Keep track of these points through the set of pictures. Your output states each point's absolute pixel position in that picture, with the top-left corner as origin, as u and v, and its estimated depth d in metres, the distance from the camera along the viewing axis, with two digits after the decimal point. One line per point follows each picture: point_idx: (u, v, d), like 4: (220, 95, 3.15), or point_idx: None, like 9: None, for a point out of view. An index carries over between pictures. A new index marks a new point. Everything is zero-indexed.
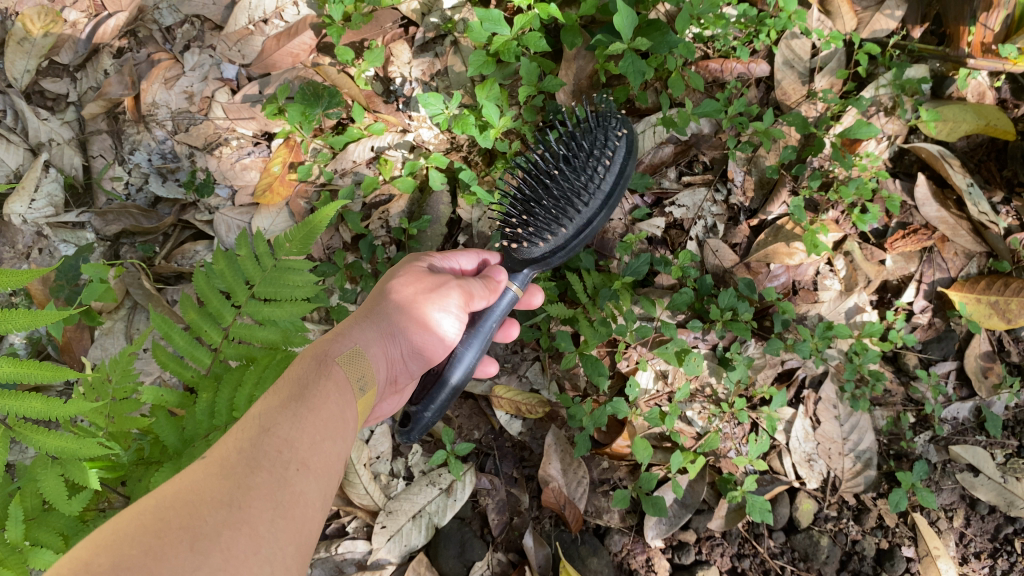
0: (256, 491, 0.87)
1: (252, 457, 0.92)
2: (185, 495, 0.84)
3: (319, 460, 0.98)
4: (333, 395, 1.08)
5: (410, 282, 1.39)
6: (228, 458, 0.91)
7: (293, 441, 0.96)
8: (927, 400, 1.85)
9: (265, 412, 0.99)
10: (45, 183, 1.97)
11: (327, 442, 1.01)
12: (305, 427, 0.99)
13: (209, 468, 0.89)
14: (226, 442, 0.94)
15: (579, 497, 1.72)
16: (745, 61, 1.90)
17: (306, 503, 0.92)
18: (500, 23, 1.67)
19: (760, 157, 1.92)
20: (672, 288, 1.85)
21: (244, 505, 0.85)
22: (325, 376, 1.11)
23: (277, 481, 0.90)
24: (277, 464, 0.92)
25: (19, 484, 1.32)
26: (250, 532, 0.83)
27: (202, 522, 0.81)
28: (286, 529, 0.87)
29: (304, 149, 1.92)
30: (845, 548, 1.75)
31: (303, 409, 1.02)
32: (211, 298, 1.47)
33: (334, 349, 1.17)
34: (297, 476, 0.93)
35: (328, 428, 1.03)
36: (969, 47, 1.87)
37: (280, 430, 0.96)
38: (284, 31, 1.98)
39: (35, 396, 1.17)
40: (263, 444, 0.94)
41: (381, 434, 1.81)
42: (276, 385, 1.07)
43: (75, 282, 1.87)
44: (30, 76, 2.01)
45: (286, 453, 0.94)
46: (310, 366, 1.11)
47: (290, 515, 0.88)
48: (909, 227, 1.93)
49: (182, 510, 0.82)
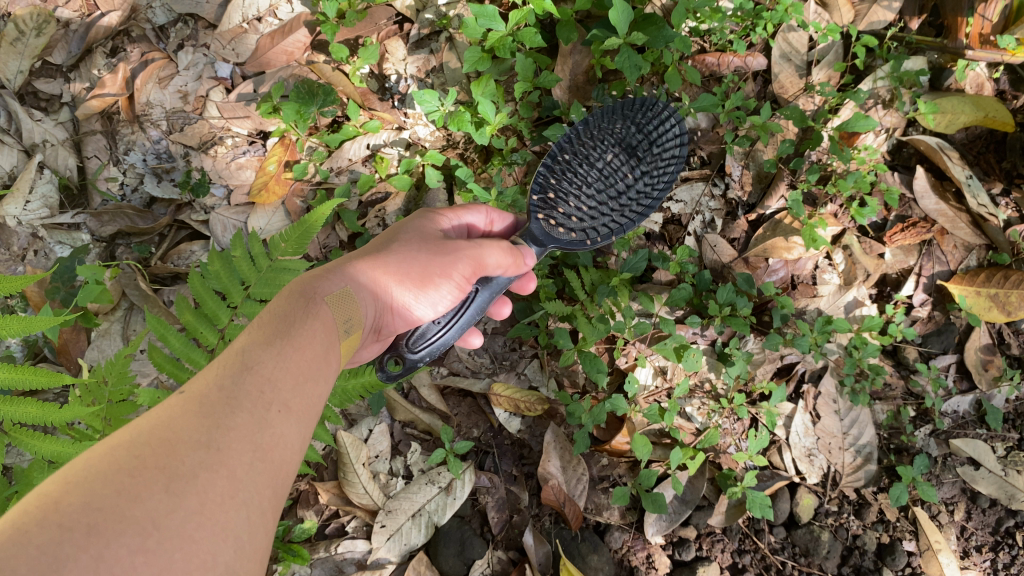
0: (236, 433, 0.84)
1: (232, 396, 0.88)
2: (160, 431, 0.79)
3: (300, 403, 0.95)
4: (319, 336, 1.05)
5: (414, 237, 1.33)
6: (206, 396, 0.86)
7: (276, 382, 0.93)
8: (927, 394, 1.84)
9: (247, 350, 0.95)
10: (40, 184, 1.96)
11: (308, 385, 0.98)
12: (289, 367, 0.96)
13: (185, 405, 0.84)
14: (204, 376, 0.90)
15: (579, 494, 1.72)
16: (742, 54, 1.87)
17: (286, 446, 0.89)
18: (495, 18, 1.66)
19: (757, 151, 1.91)
20: (670, 284, 1.85)
21: (223, 446, 0.81)
22: (313, 317, 1.07)
23: (258, 422, 0.87)
24: (259, 405, 0.89)
25: (17, 488, 1.32)
26: (228, 475, 0.79)
27: (180, 462, 0.77)
28: (266, 472, 0.84)
29: (300, 148, 1.92)
30: (846, 543, 1.74)
31: (288, 349, 0.98)
32: (206, 299, 1.46)
33: (324, 286, 1.12)
34: (279, 419, 0.90)
35: (310, 370, 1.00)
36: (967, 38, 1.86)
37: (263, 368, 0.93)
38: (278, 29, 1.97)
39: (30, 401, 1.17)
40: (243, 383, 0.90)
41: (380, 433, 1.82)
42: (259, 320, 1.02)
43: (71, 283, 1.84)
44: (23, 77, 2.00)
45: (268, 394, 0.91)
46: (298, 304, 1.07)
47: (269, 458, 0.85)
48: (908, 220, 1.92)
49: (158, 447, 0.77)
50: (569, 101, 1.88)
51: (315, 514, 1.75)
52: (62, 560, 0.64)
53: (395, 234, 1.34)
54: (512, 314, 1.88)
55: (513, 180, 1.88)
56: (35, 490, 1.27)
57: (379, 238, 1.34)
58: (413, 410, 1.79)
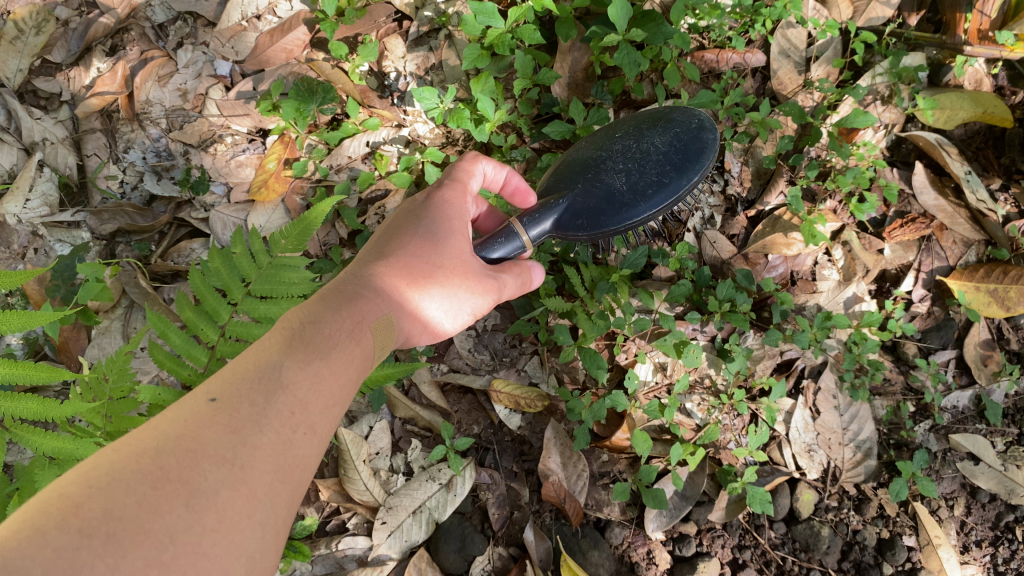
0: (261, 451, 0.82)
1: (262, 414, 0.85)
2: (186, 441, 0.78)
3: (326, 425, 0.92)
4: (355, 360, 1.01)
5: (455, 259, 1.27)
6: (235, 410, 0.84)
7: (307, 403, 0.90)
8: (926, 389, 1.84)
9: (283, 366, 0.92)
10: (39, 182, 1.96)
11: (338, 407, 0.96)
12: (321, 388, 0.93)
13: (214, 416, 0.82)
14: (235, 385, 0.87)
15: (579, 490, 1.72)
16: (740, 51, 1.87)
17: (307, 467, 0.87)
18: (494, 15, 1.66)
19: (756, 147, 1.91)
20: (670, 280, 1.85)
21: (246, 464, 0.79)
22: (355, 341, 1.03)
23: (283, 441, 0.84)
24: (286, 425, 0.86)
25: (19, 484, 1.32)
26: (248, 493, 0.78)
27: (202, 477, 0.75)
28: (285, 494, 0.82)
29: (299, 145, 1.92)
30: (846, 538, 1.75)
31: (324, 371, 0.95)
32: (206, 296, 1.46)
33: (369, 312, 1.09)
34: (304, 440, 0.87)
35: (342, 393, 0.97)
36: (965, 34, 1.86)
37: (298, 388, 0.90)
38: (277, 27, 1.97)
39: (32, 397, 1.17)
40: (275, 402, 0.87)
41: (380, 430, 1.82)
42: (298, 331, 0.98)
43: (71, 281, 1.84)
44: (23, 75, 1.99)
45: (298, 415, 0.88)
46: (342, 324, 1.03)
47: (290, 479, 0.83)
48: (908, 215, 1.92)
49: (182, 459, 0.76)
50: (568, 98, 1.88)
51: (316, 511, 1.75)
52: (77, 566, 0.65)
53: (434, 244, 1.27)
54: (512, 311, 1.88)
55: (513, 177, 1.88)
56: (37, 487, 1.27)
57: (417, 241, 1.26)
58: (413, 407, 1.79)
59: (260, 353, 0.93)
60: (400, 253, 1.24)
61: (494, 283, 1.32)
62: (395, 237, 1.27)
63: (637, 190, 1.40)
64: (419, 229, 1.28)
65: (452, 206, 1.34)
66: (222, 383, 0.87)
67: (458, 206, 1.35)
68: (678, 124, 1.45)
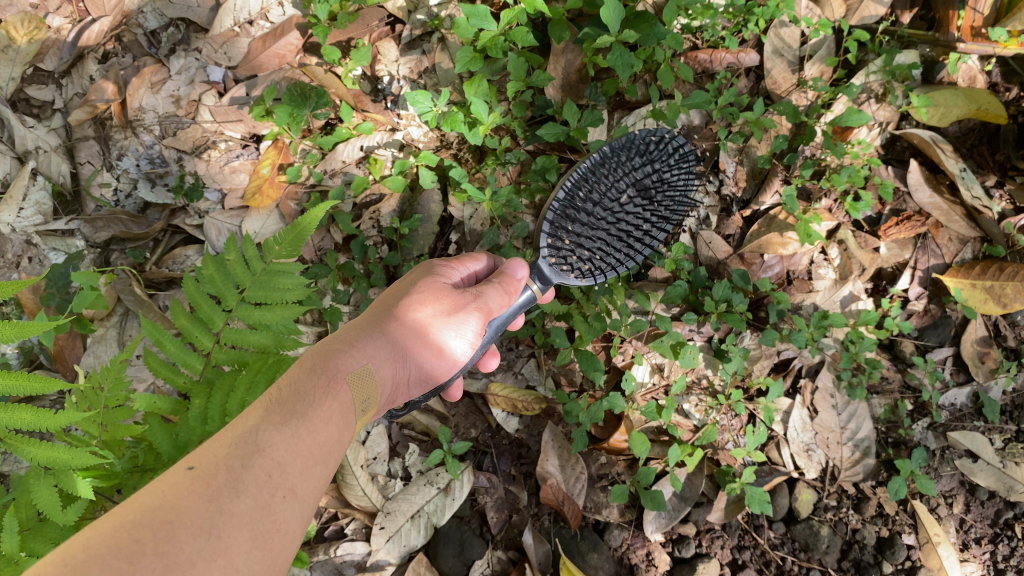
0: (238, 520, 0.84)
1: (240, 480, 0.87)
2: (163, 514, 0.79)
3: (306, 488, 0.95)
4: (334, 417, 1.04)
5: (432, 298, 1.33)
6: (214, 479, 0.86)
7: (286, 465, 0.92)
8: (924, 387, 1.84)
9: (260, 429, 0.94)
10: (32, 191, 1.95)
11: (319, 467, 0.98)
12: (300, 450, 0.96)
13: (193, 484, 0.84)
14: (214, 453, 0.89)
15: (578, 493, 1.72)
16: (734, 51, 1.88)
17: (287, 534, 0.88)
18: (487, 18, 1.65)
19: (751, 147, 1.91)
20: (666, 282, 1.85)
21: (223, 534, 0.81)
22: (331, 396, 1.06)
23: (262, 508, 0.87)
24: (264, 490, 0.88)
25: (14, 494, 1.31)
26: (226, 564, 0.79)
27: (178, 550, 0.76)
28: (264, 563, 0.83)
29: (293, 150, 1.92)
30: (846, 537, 1.74)
31: (302, 431, 0.98)
32: (201, 303, 1.45)
33: (345, 363, 1.12)
34: (283, 504, 0.90)
35: (322, 452, 0.99)
36: (958, 32, 1.87)
37: (275, 450, 0.93)
38: (269, 32, 1.97)
39: (26, 408, 1.16)
40: (254, 467, 0.89)
41: (378, 435, 1.79)
42: (276, 395, 1.02)
43: (66, 290, 1.86)
44: (15, 84, 1.99)
45: (277, 478, 0.90)
46: (318, 379, 1.07)
47: (269, 547, 0.85)
48: (903, 213, 1.92)
49: (157, 532, 0.77)
50: (562, 100, 1.87)
51: (314, 517, 1.74)
52: None
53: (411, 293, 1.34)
54: None
55: (507, 179, 1.88)
56: (31, 497, 1.26)
57: (396, 292, 1.35)
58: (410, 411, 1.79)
59: (238, 420, 0.96)
60: (383, 304, 1.31)
61: (473, 296, 1.35)
62: (376, 301, 1.35)
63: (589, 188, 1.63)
64: (400, 288, 1.37)
65: (433, 264, 1.45)
66: (201, 454, 0.90)
67: (433, 263, 1.44)
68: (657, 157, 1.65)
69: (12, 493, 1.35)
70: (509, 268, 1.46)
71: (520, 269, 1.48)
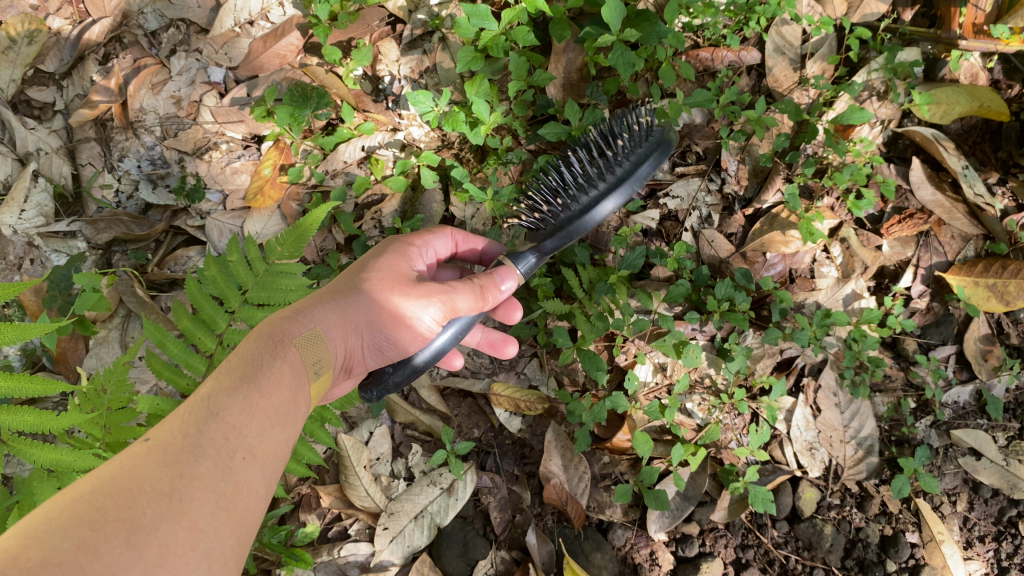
0: (199, 481, 0.85)
1: (197, 444, 0.89)
2: (123, 480, 0.81)
3: (265, 447, 0.97)
4: (285, 378, 1.07)
5: (385, 273, 1.32)
6: (172, 445, 0.88)
7: (241, 427, 0.95)
8: (927, 385, 1.84)
9: (213, 395, 0.96)
10: (34, 193, 1.95)
11: (276, 429, 1.00)
12: (255, 412, 0.98)
13: (149, 453, 0.86)
14: (169, 422, 0.91)
15: (581, 492, 1.72)
16: (736, 49, 1.88)
17: (250, 493, 0.91)
18: (488, 18, 1.65)
19: (753, 145, 1.91)
20: (668, 281, 1.85)
21: (184, 496, 0.82)
22: (281, 360, 1.08)
23: (221, 470, 0.89)
24: (222, 453, 0.90)
25: (17, 497, 1.31)
26: (190, 525, 0.81)
27: (140, 514, 0.78)
28: (228, 521, 0.85)
29: (294, 151, 1.92)
30: (849, 535, 1.74)
31: (254, 394, 1.00)
32: (203, 304, 1.45)
33: (292, 329, 1.13)
34: (243, 466, 0.92)
35: (277, 414, 1.02)
36: (960, 28, 1.86)
37: (230, 415, 0.95)
38: (270, 33, 1.97)
39: (28, 409, 1.16)
40: (208, 431, 0.91)
41: (380, 435, 1.81)
42: (227, 364, 1.04)
43: (68, 291, 1.86)
44: (16, 86, 1.98)
45: (233, 440, 0.93)
46: (265, 346, 1.08)
47: (232, 506, 0.87)
48: (906, 211, 1.92)
49: (118, 499, 0.79)
50: (563, 99, 1.87)
51: (318, 518, 1.75)
52: None
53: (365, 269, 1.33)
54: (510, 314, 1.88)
55: (509, 179, 1.88)
56: (34, 499, 1.26)
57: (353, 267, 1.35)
58: (413, 412, 1.79)
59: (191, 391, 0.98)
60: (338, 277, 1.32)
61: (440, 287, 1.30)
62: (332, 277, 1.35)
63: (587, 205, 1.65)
64: (357, 263, 1.36)
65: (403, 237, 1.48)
66: (156, 426, 0.91)
67: (392, 243, 1.43)
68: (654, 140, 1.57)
69: (16, 495, 1.35)
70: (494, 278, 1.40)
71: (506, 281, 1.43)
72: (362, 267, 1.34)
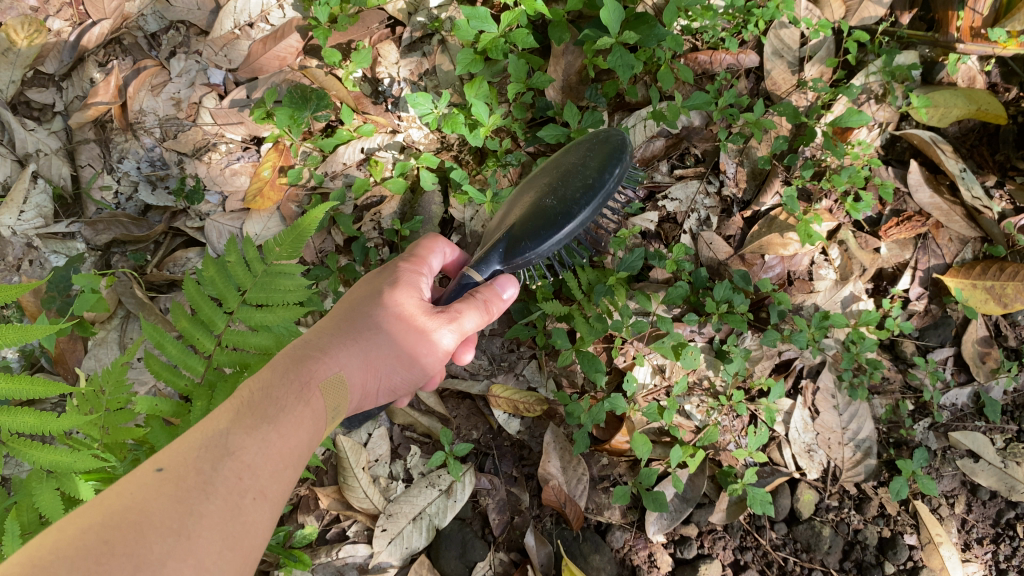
0: (207, 520, 0.85)
1: (209, 482, 0.88)
2: (133, 514, 0.81)
3: (276, 489, 0.96)
4: (305, 422, 1.04)
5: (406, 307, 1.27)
6: (183, 479, 0.87)
7: (255, 468, 0.93)
8: (925, 387, 1.85)
9: (231, 432, 0.95)
10: (33, 194, 1.95)
11: (289, 470, 0.99)
12: (270, 453, 0.96)
13: (162, 486, 0.85)
14: (185, 454, 0.90)
15: (580, 494, 1.72)
16: (734, 52, 1.89)
17: (257, 534, 0.90)
18: (487, 20, 1.66)
19: (751, 148, 1.91)
20: (667, 282, 1.85)
21: (192, 535, 0.82)
22: (303, 403, 1.05)
23: (231, 509, 0.88)
24: (234, 491, 0.89)
25: (17, 499, 1.32)
26: (196, 563, 0.80)
27: (148, 549, 0.78)
28: (232, 562, 0.85)
29: (294, 153, 1.93)
30: (847, 537, 1.74)
31: (272, 435, 0.98)
32: (202, 306, 1.45)
33: (318, 371, 1.10)
34: (253, 506, 0.91)
35: (292, 455, 1.00)
36: (958, 32, 1.88)
37: (245, 453, 0.93)
38: (270, 35, 1.98)
39: (28, 410, 1.16)
40: (222, 469, 0.90)
41: (379, 437, 1.81)
42: (246, 399, 1.01)
43: (67, 292, 1.86)
44: (15, 87, 1.99)
45: (246, 480, 0.91)
46: (290, 387, 1.05)
47: (237, 546, 0.86)
48: (903, 213, 1.93)
49: (127, 533, 0.79)
50: (563, 102, 1.88)
51: (316, 520, 1.75)
52: None
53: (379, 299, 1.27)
54: (508, 315, 1.88)
55: (508, 181, 1.88)
56: (33, 501, 1.26)
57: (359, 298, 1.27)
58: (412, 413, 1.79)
59: (208, 422, 0.97)
60: (350, 312, 1.24)
61: (449, 315, 1.30)
62: (344, 301, 1.28)
63: (566, 201, 1.48)
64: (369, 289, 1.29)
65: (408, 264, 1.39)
66: (171, 454, 0.91)
67: (403, 266, 1.36)
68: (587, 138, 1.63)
69: (15, 496, 1.35)
70: (495, 287, 1.40)
71: (507, 288, 1.43)
72: (378, 299, 1.26)
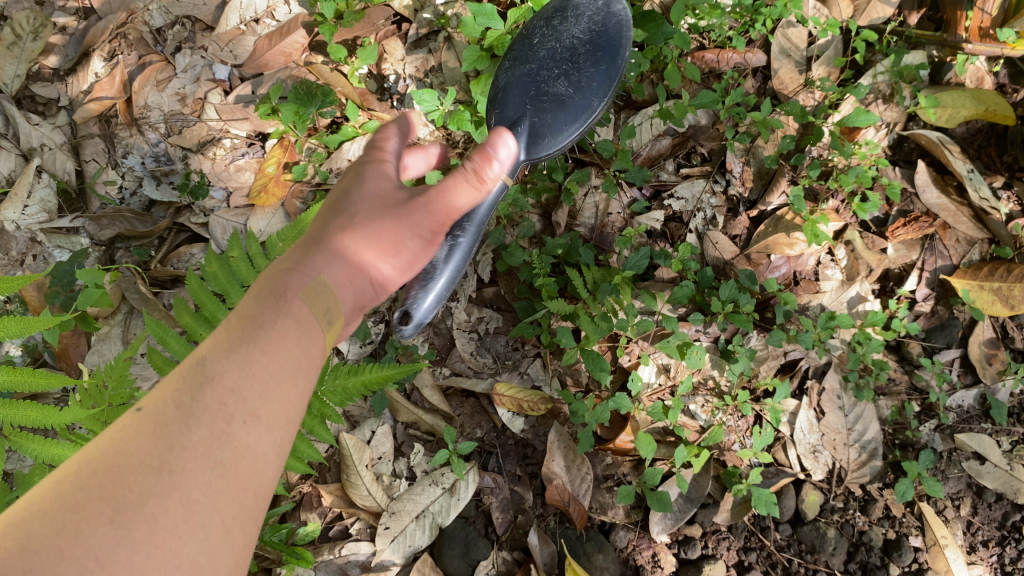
0: (191, 453, 0.73)
1: (190, 412, 0.76)
2: (110, 457, 0.72)
3: (274, 409, 0.82)
4: (294, 334, 0.89)
5: (373, 202, 1.09)
6: (161, 413, 0.76)
7: (240, 390, 0.80)
8: (931, 388, 1.84)
9: (208, 357, 0.82)
10: (37, 188, 1.94)
11: (286, 386, 0.84)
12: (256, 373, 0.82)
13: (140, 424, 0.75)
14: (163, 387, 0.79)
15: (583, 493, 1.71)
16: (741, 50, 1.88)
17: (256, 459, 0.78)
18: (494, 17, 1.67)
19: (757, 148, 1.91)
20: (672, 282, 1.83)
21: (176, 470, 0.72)
22: (283, 313, 0.90)
23: (218, 437, 0.76)
24: (218, 419, 0.77)
25: (17, 492, 1.30)
26: (182, 497, 0.71)
27: (125, 491, 0.69)
28: (229, 493, 0.74)
29: (299, 149, 1.91)
30: (852, 539, 1.74)
31: (255, 353, 0.84)
32: (204, 301, 1.44)
33: (293, 279, 0.94)
34: (245, 430, 0.78)
35: (286, 369, 0.85)
36: (966, 32, 1.87)
37: (227, 377, 0.80)
38: (276, 30, 1.97)
39: (31, 404, 1.15)
40: (202, 397, 0.78)
41: (383, 434, 1.81)
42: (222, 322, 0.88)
43: (71, 287, 1.84)
44: (20, 81, 1.98)
45: (231, 405, 0.78)
46: (263, 301, 0.90)
47: (234, 475, 0.75)
48: (911, 215, 1.92)
49: (104, 476, 0.70)
50: None
51: (319, 517, 1.74)
52: None
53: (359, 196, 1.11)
54: (514, 314, 1.89)
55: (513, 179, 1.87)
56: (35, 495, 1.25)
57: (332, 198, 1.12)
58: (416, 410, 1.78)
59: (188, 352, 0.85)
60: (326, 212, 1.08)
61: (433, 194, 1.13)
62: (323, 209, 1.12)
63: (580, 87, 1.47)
64: (333, 200, 1.11)
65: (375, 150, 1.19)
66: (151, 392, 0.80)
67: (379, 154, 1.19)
68: (585, 10, 1.51)
69: (17, 490, 1.34)
70: (487, 157, 1.19)
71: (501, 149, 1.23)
72: (352, 199, 1.09)
